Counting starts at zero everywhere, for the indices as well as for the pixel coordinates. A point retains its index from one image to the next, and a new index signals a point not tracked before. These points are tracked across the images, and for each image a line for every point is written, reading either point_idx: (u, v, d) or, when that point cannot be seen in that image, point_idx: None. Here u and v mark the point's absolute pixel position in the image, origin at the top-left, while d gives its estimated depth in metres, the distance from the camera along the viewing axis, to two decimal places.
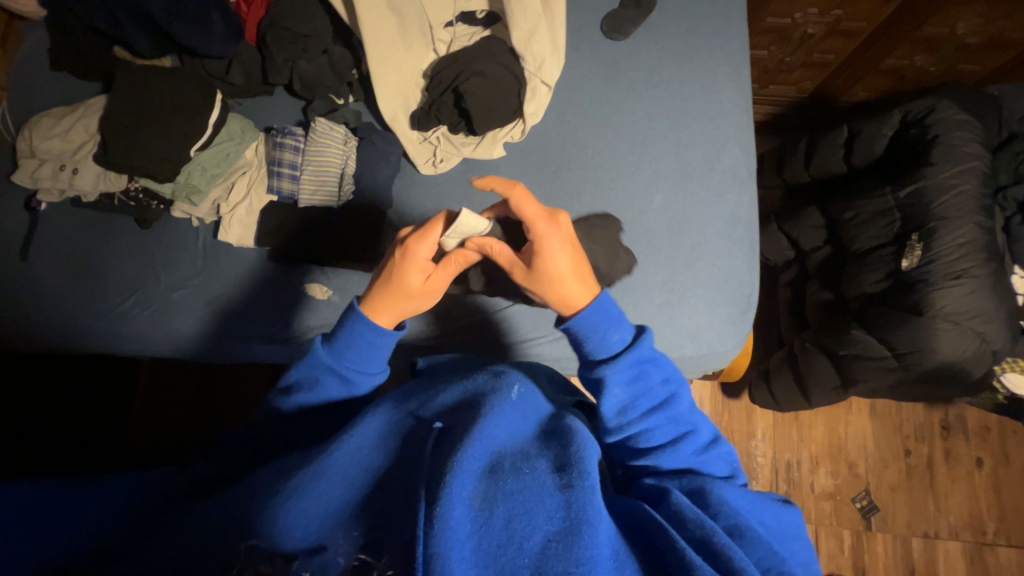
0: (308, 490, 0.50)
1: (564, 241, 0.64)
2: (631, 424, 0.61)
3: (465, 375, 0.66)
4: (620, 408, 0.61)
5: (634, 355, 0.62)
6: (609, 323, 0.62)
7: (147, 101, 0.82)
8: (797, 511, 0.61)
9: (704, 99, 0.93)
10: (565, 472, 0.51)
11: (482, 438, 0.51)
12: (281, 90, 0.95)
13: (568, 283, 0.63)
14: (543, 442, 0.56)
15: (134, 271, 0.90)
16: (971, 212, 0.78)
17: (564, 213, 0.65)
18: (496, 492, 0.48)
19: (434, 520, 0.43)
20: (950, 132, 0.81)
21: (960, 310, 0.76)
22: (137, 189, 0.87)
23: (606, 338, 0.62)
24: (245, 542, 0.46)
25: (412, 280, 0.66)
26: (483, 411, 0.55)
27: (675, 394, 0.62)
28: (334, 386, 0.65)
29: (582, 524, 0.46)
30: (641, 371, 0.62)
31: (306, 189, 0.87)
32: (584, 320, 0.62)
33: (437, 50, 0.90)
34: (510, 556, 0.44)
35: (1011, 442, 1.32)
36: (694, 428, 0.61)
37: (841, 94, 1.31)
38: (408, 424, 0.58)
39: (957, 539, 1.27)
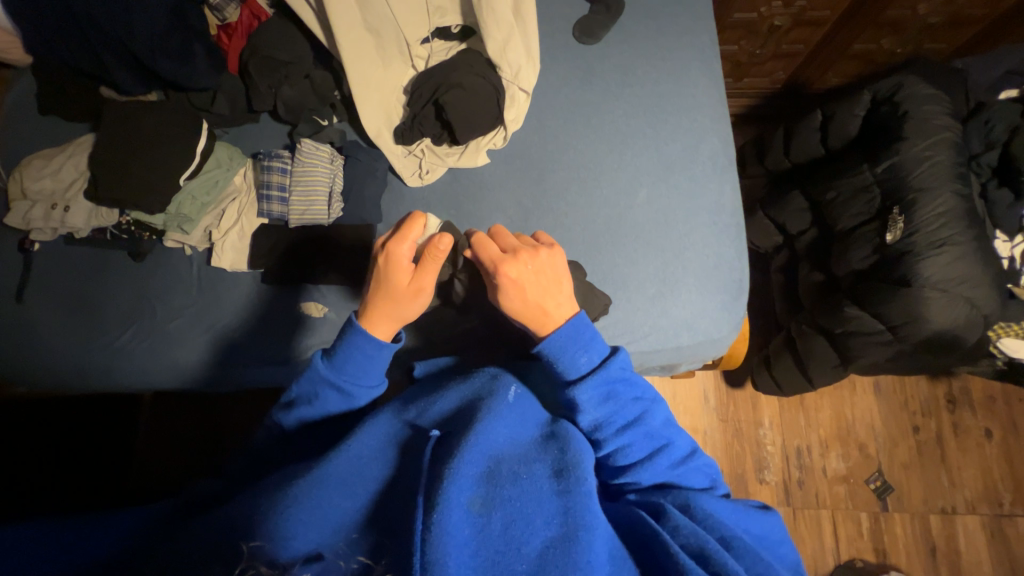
0: (306, 499, 0.49)
1: (518, 283, 0.64)
2: (608, 441, 0.61)
3: (462, 380, 0.67)
4: (596, 425, 0.61)
5: (604, 375, 0.61)
6: (576, 347, 0.62)
7: (135, 135, 0.83)
8: (776, 517, 0.63)
9: (679, 94, 0.95)
10: (563, 476, 0.52)
11: (479, 443, 0.52)
12: (266, 116, 0.97)
13: (535, 314, 0.64)
14: (540, 444, 0.57)
15: (130, 304, 0.90)
16: (947, 181, 0.79)
17: (515, 255, 0.64)
18: (495, 497, 0.48)
19: (433, 527, 0.43)
20: (919, 106, 0.83)
21: (946, 277, 0.77)
22: (129, 222, 0.88)
23: (573, 360, 0.62)
24: (245, 544, 0.45)
25: (398, 281, 0.67)
26: (481, 414, 0.56)
27: (648, 410, 0.63)
28: (334, 399, 0.65)
29: (580, 530, 0.47)
30: (613, 390, 0.62)
31: (295, 210, 0.89)
32: (553, 342, 0.62)
33: (416, 66, 0.93)
34: (509, 563, 0.45)
35: (1018, 410, 1.32)
36: (670, 442, 0.62)
37: (813, 82, 1.35)
38: (407, 432, 0.59)
39: (975, 513, 1.26)
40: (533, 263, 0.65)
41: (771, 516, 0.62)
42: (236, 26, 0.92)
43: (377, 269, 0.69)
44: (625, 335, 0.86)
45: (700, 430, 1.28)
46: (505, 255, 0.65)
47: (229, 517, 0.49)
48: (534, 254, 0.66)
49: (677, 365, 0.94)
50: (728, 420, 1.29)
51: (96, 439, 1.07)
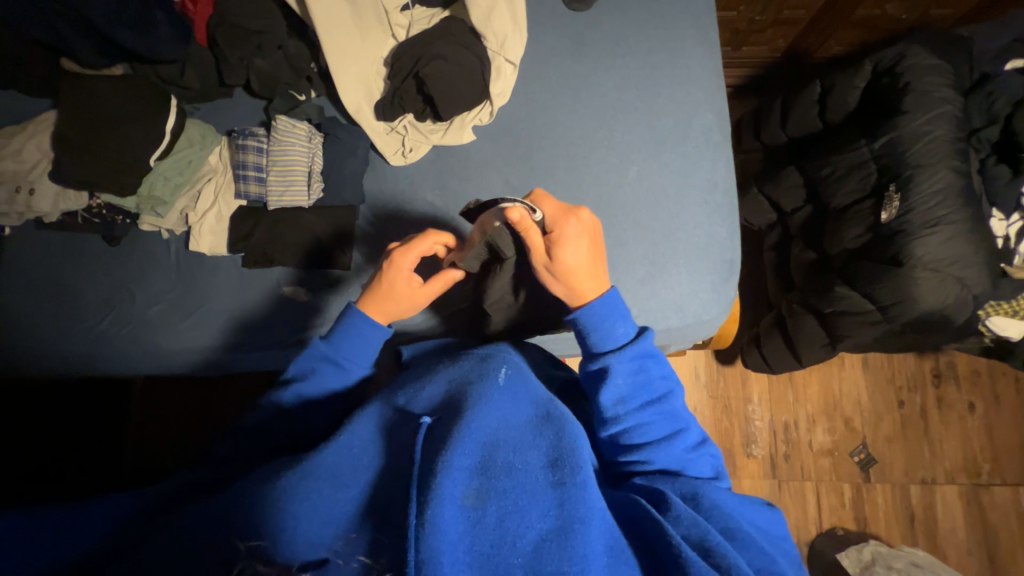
0: (297, 492, 0.47)
1: (582, 234, 0.60)
2: (628, 417, 0.58)
3: (451, 362, 0.60)
4: (618, 401, 0.58)
5: (639, 348, 0.60)
6: (616, 317, 0.60)
7: (99, 112, 0.79)
8: (778, 515, 0.61)
9: (672, 65, 0.91)
10: (558, 466, 0.47)
11: (472, 430, 0.47)
12: (241, 91, 0.92)
13: (580, 276, 0.60)
14: (545, 428, 0.51)
15: (108, 289, 0.88)
16: (946, 157, 0.77)
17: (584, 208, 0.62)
18: (489, 491, 0.44)
19: (426, 523, 0.40)
20: (922, 78, 0.80)
21: (939, 257, 0.76)
22: (100, 205, 0.84)
23: (611, 330, 0.60)
24: (243, 543, 0.42)
25: (398, 284, 0.68)
26: (471, 402, 0.51)
27: (672, 392, 0.60)
28: (328, 371, 0.65)
29: (575, 522, 0.43)
30: (639, 363, 0.60)
31: (273, 190, 0.85)
32: (591, 312, 0.60)
33: (395, 35, 0.88)
34: (504, 557, 0.41)
35: (1001, 384, 1.34)
36: (686, 428, 0.59)
37: (814, 50, 1.29)
38: (395, 419, 0.54)
39: (954, 483, 1.30)
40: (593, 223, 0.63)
41: (778, 520, 0.60)
42: None
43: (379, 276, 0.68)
44: None
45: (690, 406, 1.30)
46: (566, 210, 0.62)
47: (223, 503, 0.47)
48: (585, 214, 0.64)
49: (667, 346, 0.94)
50: (718, 396, 1.31)
51: (84, 425, 1.06)
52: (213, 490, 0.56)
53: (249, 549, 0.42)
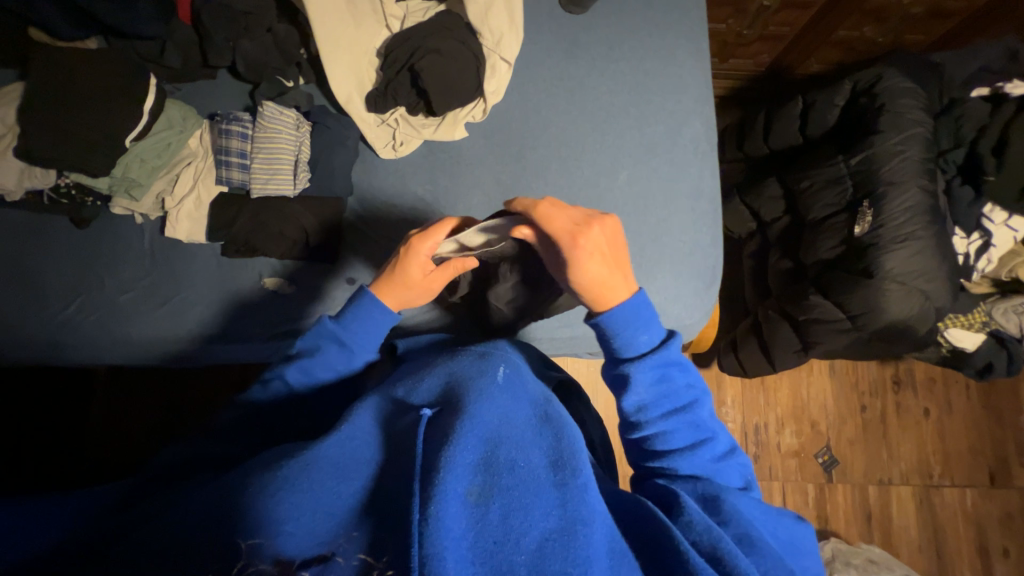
0: (298, 483, 0.46)
1: (595, 251, 0.57)
2: (650, 424, 0.58)
3: (449, 356, 0.61)
4: (640, 408, 0.58)
5: (663, 356, 0.58)
6: (639, 324, 0.58)
7: (71, 88, 0.74)
8: (807, 529, 0.59)
9: (664, 73, 0.93)
10: (559, 467, 0.48)
11: (474, 425, 0.48)
12: (224, 73, 0.89)
13: (601, 291, 0.58)
14: (543, 427, 0.52)
15: (75, 274, 0.84)
16: (915, 176, 0.82)
17: (596, 222, 0.57)
18: (493, 488, 0.45)
19: (429, 518, 0.40)
20: (896, 100, 0.84)
21: (906, 270, 0.80)
22: (69, 185, 0.80)
23: (633, 338, 0.58)
24: (244, 542, 0.42)
25: (411, 271, 0.66)
26: (471, 396, 0.52)
27: (699, 401, 0.59)
28: (334, 351, 0.64)
29: (578, 523, 0.43)
30: (665, 372, 0.58)
31: (257, 178, 0.82)
32: (615, 317, 0.58)
33: (390, 27, 0.86)
34: (507, 554, 0.41)
35: (953, 391, 1.42)
36: (712, 436, 0.58)
37: (796, 66, 1.34)
38: (393, 410, 0.55)
39: (908, 484, 1.38)
40: (610, 230, 0.59)
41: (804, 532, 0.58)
42: None
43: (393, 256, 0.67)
44: None
45: None
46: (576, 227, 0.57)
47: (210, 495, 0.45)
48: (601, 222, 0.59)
49: None
50: None
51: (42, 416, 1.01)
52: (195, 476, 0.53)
53: (248, 547, 0.41)
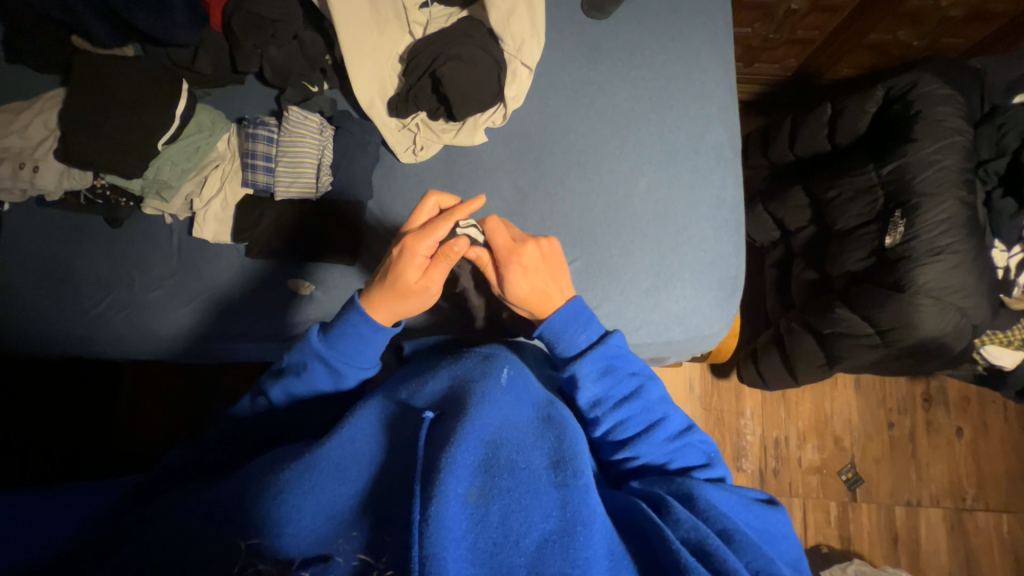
0: (299, 484, 0.45)
1: (529, 267, 0.64)
2: (607, 417, 0.60)
3: (453, 359, 0.59)
4: (594, 402, 0.60)
5: (602, 350, 0.60)
6: (575, 325, 0.62)
7: (109, 94, 0.77)
8: (783, 510, 0.58)
9: (687, 78, 0.91)
10: (560, 468, 0.46)
11: (475, 428, 0.46)
12: (252, 79, 0.92)
13: (537, 301, 0.64)
14: (548, 431, 0.51)
15: (108, 272, 0.87)
16: (952, 186, 0.78)
17: (530, 242, 0.65)
18: (493, 488, 0.44)
19: (429, 518, 0.39)
20: (934, 107, 0.81)
21: (941, 284, 0.77)
22: (105, 186, 0.83)
23: (572, 338, 0.61)
24: (244, 542, 0.42)
25: (407, 271, 0.62)
26: (473, 399, 0.50)
27: (646, 384, 0.61)
28: (319, 370, 0.61)
29: (578, 524, 0.43)
30: (609, 361, 0.61)
31: (281, 181, 0.84)
32: (553, 324, 0.62)
33: (413, 32, 0.88)
34: (505, 556, 0.41)
35: (990, 411, 1.36)
36: (663, 417, 0.60)
37: (825, 71, 1.30)
38: (398, 414, 0.53)
39: (938, 507, 1.32)
40: (545, 251, 0.66)
41: (780, 514, 0.57)
42: None
43: (390, 260, 0.64)
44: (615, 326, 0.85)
45: None
46: (513, 246, 0.65)
47: (225, 496, 0.47)
48: (539, 243, 0.66)
49: (666, 358, 0.94)
50: (711, 409, 1.31)
51: (75, 408, 1.05)
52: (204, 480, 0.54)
53: (249, 547, 0.42)
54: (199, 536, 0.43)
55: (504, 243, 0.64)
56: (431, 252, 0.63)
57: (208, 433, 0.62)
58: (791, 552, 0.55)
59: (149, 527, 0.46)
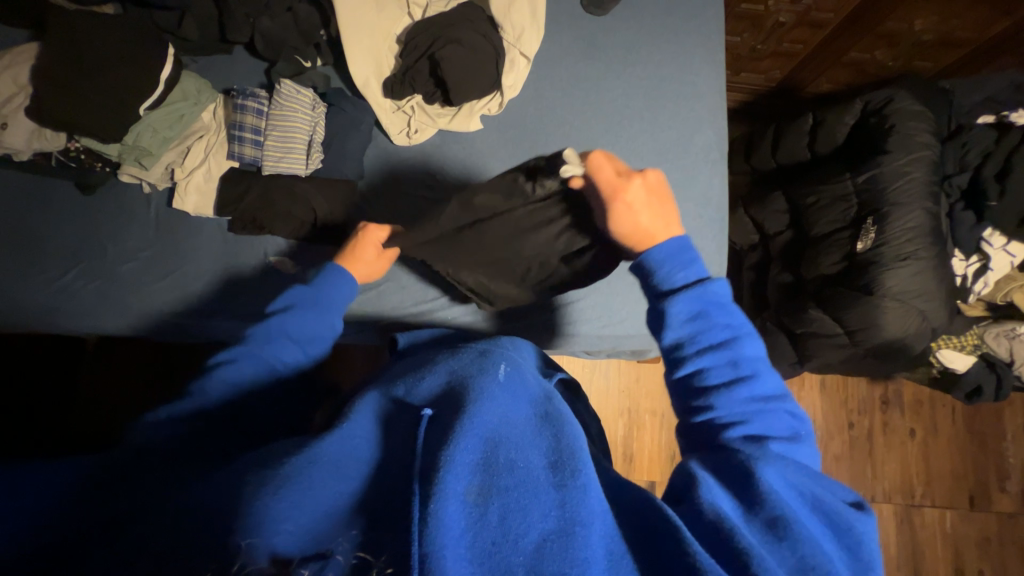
0: (300, 477, 0.40)
1: (635, 199, 0.53)
2: (688, 361, 0.47)
3: (451, 354, 0.54)
4: (677, 342, 0.47)
5: (701, 290, 0.48)
6: (678, 258, 0.50)
7: (85, 49, 0.73)
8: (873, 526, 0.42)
9: (680, 79, 0.94)
10: (559, 467, 0.41)
11: (475, 424, 0.42)
12: (242, 49, 0.89)
13: (641, 241, 0.52)
14: (546, 429, 0.45)
15: (78, 240, 0.83)
16: (920, 197, 0.83)
17: (642, 174, 0.54)
18: (491, 487, 0.39)
19: (429, 516, 0.36)
20: (906, 122, 0.86)
21: (906, 289, 0.82)
22: (79, 149, 0.79)
23: (671, 271, 0.49)
24: (241, 541, 0.35)
25: (365, 248, 0.73)
26: (471, 395, 0.45)
27: (742, 333, 0.47)
28: (296, 317, 0.61)
29: (577, 525, 0.37)
30: (705, 299, 0.48)
31: (270, 155, 0.83)
32: (653, 252, 0.50)
33: (412, 14, 0.87)
34: (504, 556, 0.36)
35: (940, 414, 1.45)
36: (757, 374, 0.46)
37: (806, 85, 1.36)
38: (395, 410, 0.48)
39: (890, 503, 1.40)
40: (658, 185, 0.54)
41: (862, 522, 0.40)
42: None
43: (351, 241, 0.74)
44: (602, 317, 0.88)
45: (659, 413, 1.32)
46: (619, 179, 0.54)
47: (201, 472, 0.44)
48: (649, 175, 0.54)
49: (647, 352, 0.96)
50: None
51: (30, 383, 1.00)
52: (176, 462, 0.46)
53: (245, 547, 0.35)
54: (181, 521, 0.37)
55: (612, 172, 0.55)
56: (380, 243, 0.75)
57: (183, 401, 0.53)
58: (872, 573, 0.39)
59: (126, 519, 0.38)
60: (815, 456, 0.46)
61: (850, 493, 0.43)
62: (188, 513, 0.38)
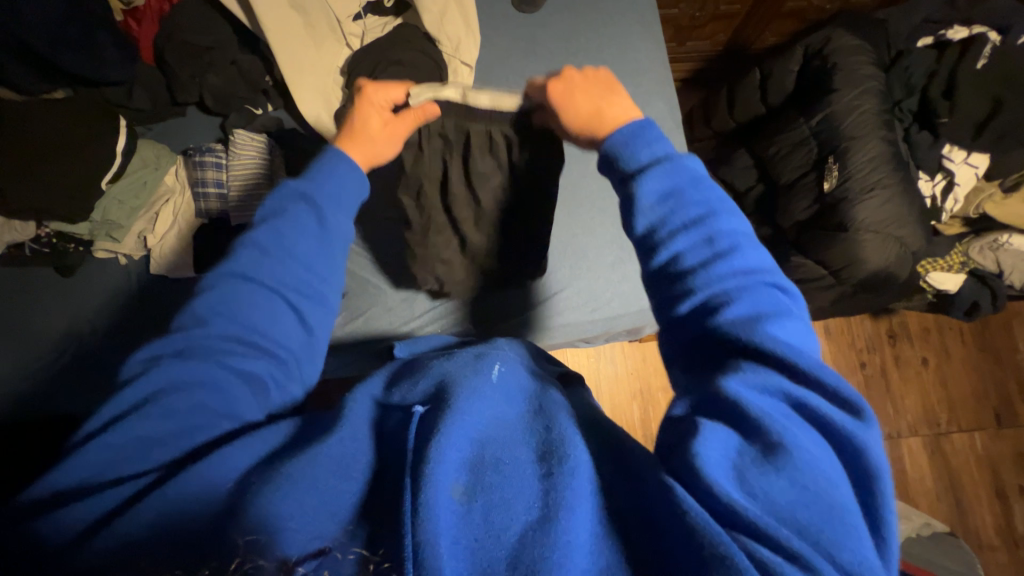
0: (301, 476, 0.38)
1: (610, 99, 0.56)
2: (662, 246, 0.46)
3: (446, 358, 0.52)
4: (652, 229, 0.47)
5: (670, 169, 0.47)
6: (642, 141, 0.50)
7: (36, 133, 0.74)
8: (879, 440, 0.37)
9: (623, 59, 0.95)
10: (547, 458, 0.39)
11: (462, 421, 0.40)
12: (194, 108, 0.91)
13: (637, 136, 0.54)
14: (535, 424, 0.43)
15: (66, 320, 0.85)
16: (874, 127, 0.85)
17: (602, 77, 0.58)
18: (478, 482, 0.37)
19: (419, 507, 0.35)
20: (847, 57, 0.88)
21: (879, 219, 0.82)
22: (50, 234, 0.81)
23: (636, 151, 0.50)
24: (239, 539, 0.35)
25: (370, 120, 0.64)
26: (459, 391, 0.43)
27: (717, 213, 0.46)
28: (256, 260, 0.52)
29: (562, 511, 0.35)
30: (674, 184, 0.47)
31: (236, 206, 0.84)
32: (615, 136, 0.51)
33: (350, 44, 0.88)
34: (487, 552, 0.34)
35: (949, 337, 1.44)
36: (737, 251, 0.44)
37: (751, 42, 1.38)
38: (390, 412, 0.46)
39: (917, 435, 1.39)
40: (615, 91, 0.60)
41: (860, 432, 0.36)
42: (144, 11, 0.85)
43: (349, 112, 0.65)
44: (589, 304, 0.88)
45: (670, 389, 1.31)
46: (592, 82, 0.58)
47: None
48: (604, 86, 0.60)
49: (643, 329, 0.95)
50: None
51: None
52: None
53: (246, 543, 0.35)
54: (188, 528, 0.37)
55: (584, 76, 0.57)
56: (388, 105, 0.66)
57: (126, 392, 0.44)
58: (863, 473, 0.35)
59: None
60: (810, 340, 0.43)
61: (850, 390, 0.38)
62: (195, 517, 0.37)
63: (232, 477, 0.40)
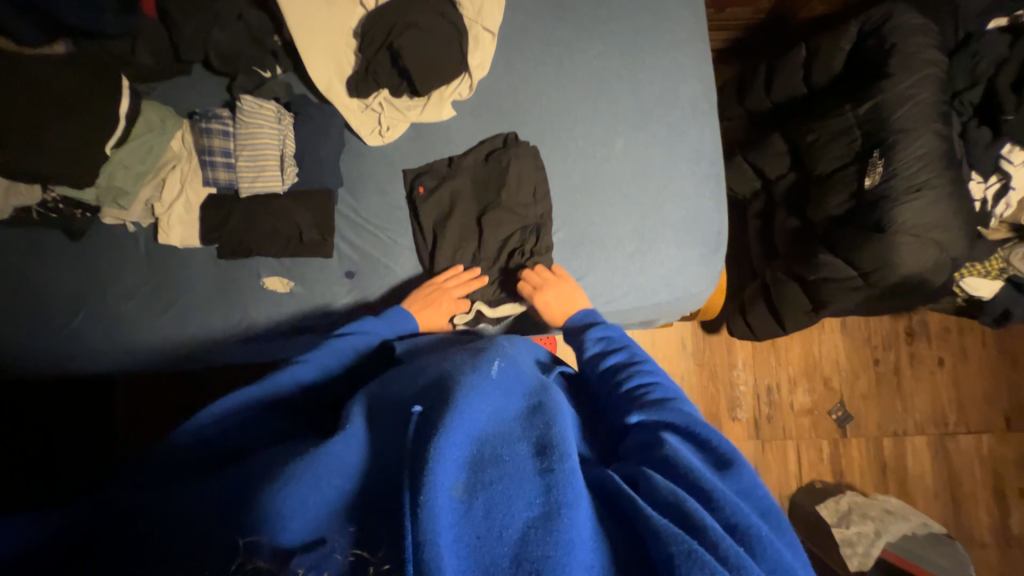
0: (305, 474, 0.38)
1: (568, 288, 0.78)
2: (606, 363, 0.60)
3: (445, 356, 0.52)
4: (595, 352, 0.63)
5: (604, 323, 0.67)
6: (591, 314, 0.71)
7: (37, 92, 0.71)
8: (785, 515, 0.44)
9: (657, 29, 0.88)
10: (546, 453, 0.39)
11: (462, 419, 0.39)
12: (200, 67, 0.86)
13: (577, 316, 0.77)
14: (532, 419, 0.43)
15: (76, 286, 0.84)
16: (927, 119, 0.78)
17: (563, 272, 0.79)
18: (478, 480, 0.36)
19: (418, 507, 0.33)
20: (907, 38, 0.80)
21: (920, 220, 0.77)
22: (56, 199, 0.78)
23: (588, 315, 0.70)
24: (240, 539, 0.35)
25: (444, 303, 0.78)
26: (461, 387, 0.42)
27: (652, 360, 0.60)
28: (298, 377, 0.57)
29: (563, 508, 0.35)
30: (616, 334, 0.64)
31: (244, 176, 0.81)
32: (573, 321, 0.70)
33: (364, 2, 0.82)
34: (488, 549, 0.33)
35: (969, 339, 1.40)
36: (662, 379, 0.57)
37: (797, 11, 1.26)
38: (391, 411, 0.45)
39: (923, 434, 1.38)
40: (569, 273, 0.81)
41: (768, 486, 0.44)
42: None
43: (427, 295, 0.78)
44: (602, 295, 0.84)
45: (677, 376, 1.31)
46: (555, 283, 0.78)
47: None
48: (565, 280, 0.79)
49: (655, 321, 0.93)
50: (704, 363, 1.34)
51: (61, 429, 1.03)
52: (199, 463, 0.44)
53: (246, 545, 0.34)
54: None
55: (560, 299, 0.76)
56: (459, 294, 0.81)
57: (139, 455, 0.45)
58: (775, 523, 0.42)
59: None
60: None
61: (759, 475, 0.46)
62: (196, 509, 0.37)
63: (238, 474, 0.40)
